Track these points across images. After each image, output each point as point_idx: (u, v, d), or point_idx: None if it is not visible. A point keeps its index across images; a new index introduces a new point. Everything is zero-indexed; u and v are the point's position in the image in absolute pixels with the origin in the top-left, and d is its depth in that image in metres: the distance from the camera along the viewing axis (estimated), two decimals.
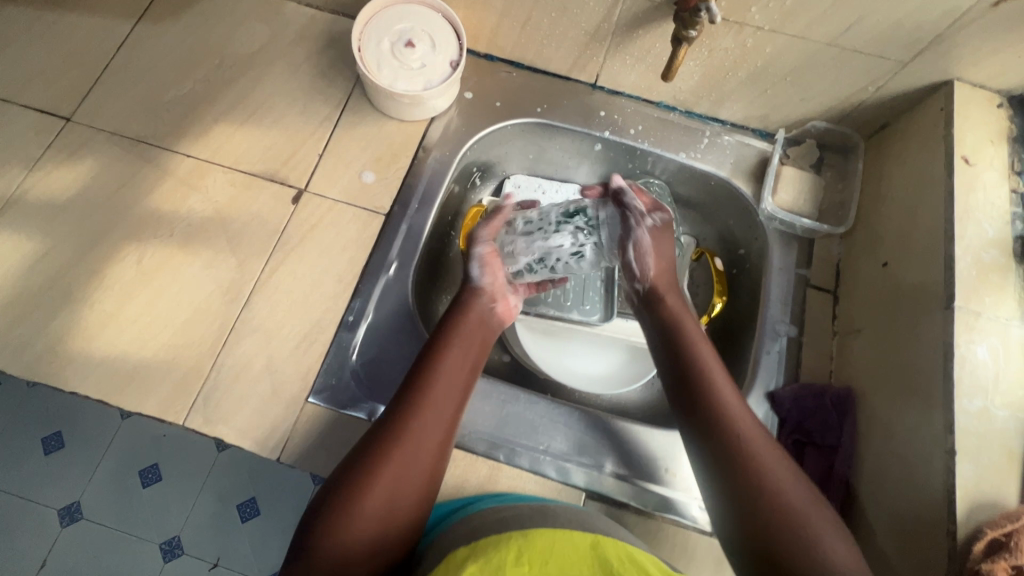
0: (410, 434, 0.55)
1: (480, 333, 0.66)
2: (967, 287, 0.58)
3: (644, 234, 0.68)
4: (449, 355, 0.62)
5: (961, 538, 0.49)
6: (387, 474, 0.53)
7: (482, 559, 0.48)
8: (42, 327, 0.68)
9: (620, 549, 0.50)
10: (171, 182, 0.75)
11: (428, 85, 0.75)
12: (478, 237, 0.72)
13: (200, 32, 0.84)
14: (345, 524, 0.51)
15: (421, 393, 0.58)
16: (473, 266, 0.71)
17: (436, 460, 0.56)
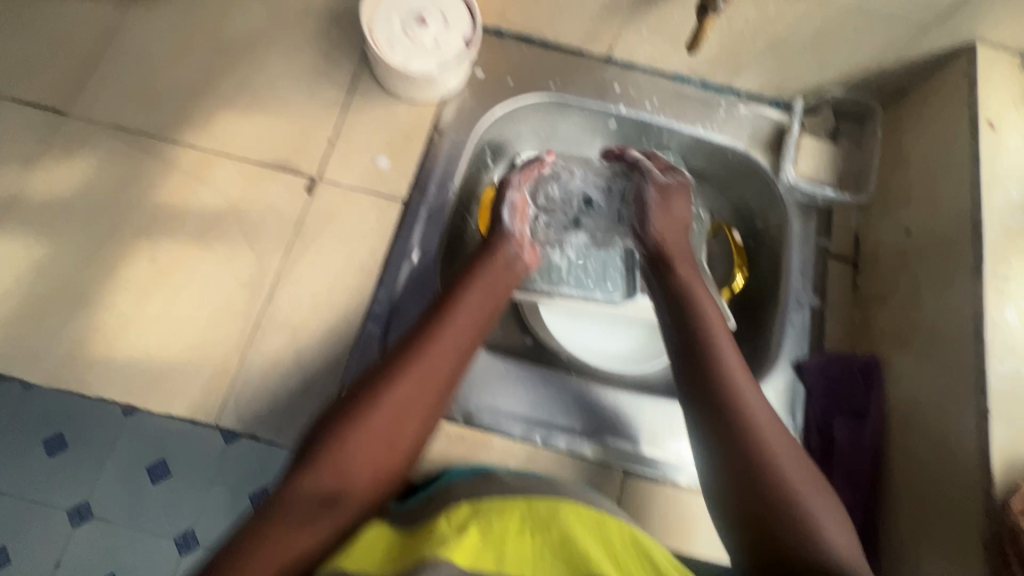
0: (417, 379, 0.55)
1: (499, 283, 0.65)
2: (995, 252, 0.59)
3: (649, 189, 0.73)
4: (465, 306, 0.61)
5: (999, 494, 0.51)
6: (389, 416, 0.53)
7: (485, 523, 0.48)
8: (59, 332, 0.65)
9: (623, 531, 0.49)
10: (178, 176, 0.72)
11: (443, 64, 0.72)
12: (511, 182, 0.73)
13: (192, 13, 0.80)
14: (341, 461, 0.51)
15: (433, 339, 0.57)
16: (506, 209, 0.71)
17: (436, 413, 0.56)
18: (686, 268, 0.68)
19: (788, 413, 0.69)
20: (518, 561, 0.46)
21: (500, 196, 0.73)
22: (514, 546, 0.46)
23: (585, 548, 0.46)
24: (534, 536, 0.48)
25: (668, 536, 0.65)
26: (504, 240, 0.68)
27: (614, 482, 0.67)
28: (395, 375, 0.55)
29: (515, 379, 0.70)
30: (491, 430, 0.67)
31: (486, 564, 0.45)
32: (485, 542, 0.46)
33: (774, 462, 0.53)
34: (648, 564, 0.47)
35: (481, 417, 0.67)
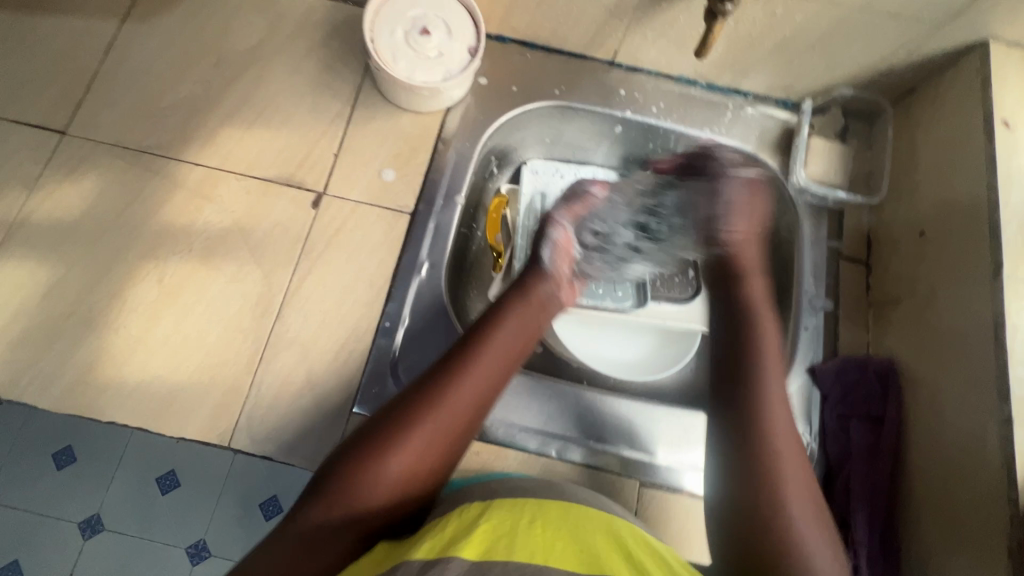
0: (446, 414, 0.53)
1: (532, 316, 0.63)
2: (1014, 254, 0.58)
3: (735, 187, 0.72)
4: (499, 339, 0.59)
5: (1023, 504, 0.50)
6: (414, 451, 0.51)
7: (495, 518, 0.47)
8: (69, 356, 0.65)
9: (635, 534, 0.49)
10: (183, 194, 0.72)
11: (447, 75, 0.71)
12: (557, 220, 0.71)
13: (192, 28, 0.79)
14: (358, 492, 0.49)
15: (465, 372, 0.55)
16: (547, 248, 0.68)
17: (459, 449, 0.54)
18: (750, 264, 0.70)
19: (805, 420, 0.68)
20: (530, 549, 0.44)
21: (542, 233, 0.70)
22: (525, 537, 0.46)
23: (598, 548, 0.46)
24: (546, 529, 0.47)
25: (686, 545, 0.65)
26: (541, 273, 0.66)
27: (631, 493, 0.66)
28: (423, 407, 0.53)
29: (528, 392, 0.69)
30: (506, 443, 0.67)
31: (497, 554, 0.44)
32: (495, 534, 0.46)
33: (783, 518, 0.51)
34: (661, 561, 0.46)
35: (495, 431, 0.67)
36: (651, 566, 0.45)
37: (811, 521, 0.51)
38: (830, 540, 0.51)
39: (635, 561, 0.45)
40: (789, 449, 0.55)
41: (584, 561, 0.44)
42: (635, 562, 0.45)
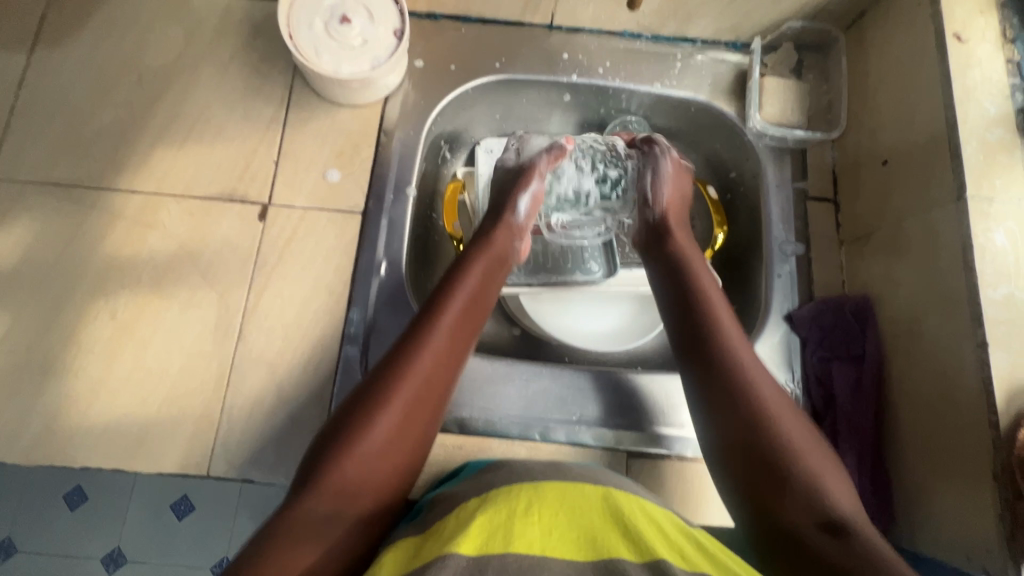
0: (420, 379, 0.52)
1: (490, 269, 0.62)
2: (976, 173, 0.56)
3: (667, 163, 0.70)
4: (459, 296, 0.58)
5: (1004, 428, 0.49)
6: (395, 422, 0.50)
7: (492, 509, 0.44)
8: (31, 407, 0.63)
9: (632, 503, 0.46)
10: (123, 225, 0.69)
11: (375, 63, 0.68)
12: (536, 170, 0.69)
13: (106, 47, 0.75)
14: (346, 476, 0.47)
15: (430, 332, 0.55)
16: (524, 199, 0.67)
17: (438, 415, 0.54)
18: (682, 237, 0.67)
19: (788, 368, 0.68)
20: (528, 539, 0.42)
21: (520, 182, 0.68)
22: (522, 523, 0.43)
23: (595, 526, 0.44)
24: (543, 513, 0.44)
25: (681, 509, 0.64)
26: (507, 225, 0.66)
27: (620, 464, 0.66)
28: (393, 378, 0.52)
29: (504, 379, 0.67)
30: (488, 433, 0.66)
31: (495, 547, 0.41)
32: (492, 526, 0.43)
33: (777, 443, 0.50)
34: (663, 534, 0.44)
35: (475, 423, 0.66)
36: (654, 541, 0.43)
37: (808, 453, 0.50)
38: (829, 460, 0.51)
39: (635, 538, 0.43)
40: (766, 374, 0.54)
41: (580, 543, 0.43)
42: (635, 537, 0.43)
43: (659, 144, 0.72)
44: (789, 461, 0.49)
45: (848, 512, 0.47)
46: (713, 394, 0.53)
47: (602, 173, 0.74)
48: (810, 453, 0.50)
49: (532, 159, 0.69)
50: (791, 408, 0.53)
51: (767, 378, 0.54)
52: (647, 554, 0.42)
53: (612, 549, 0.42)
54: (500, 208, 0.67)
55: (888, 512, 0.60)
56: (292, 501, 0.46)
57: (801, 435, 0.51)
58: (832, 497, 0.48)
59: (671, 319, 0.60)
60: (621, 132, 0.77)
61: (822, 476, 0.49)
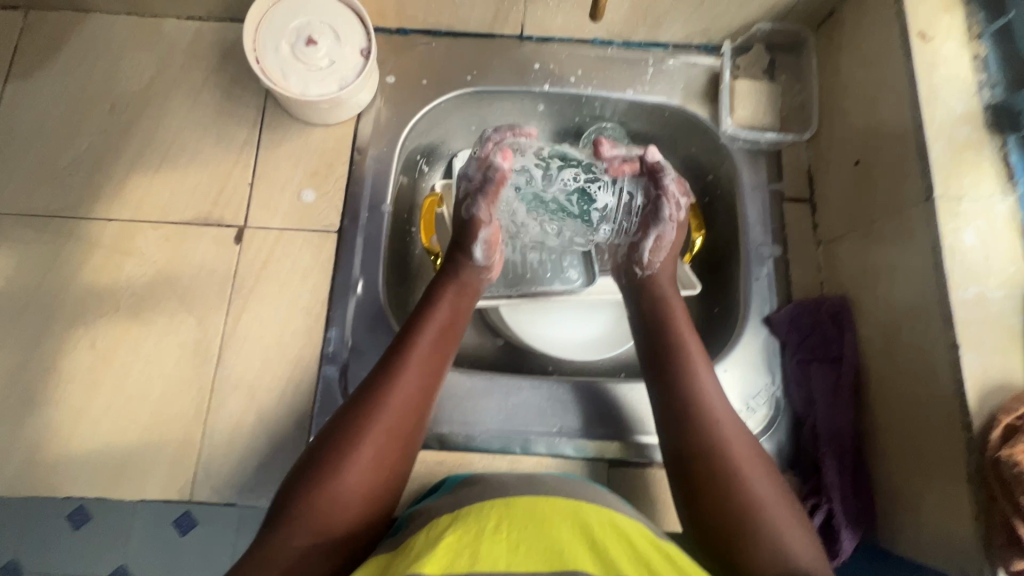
0: (394, 419, 0.53)
1: (462, 303, 0.63)
2: (945, 171, 0.55)
3: (671, 229, 0.68)
4: (430, 333, 0.59)
5: (977, 429, 0.49)
6: (368, 461, 0.51)
7: (462, 528, 0.45)
8: (14, 439, 0.64)
9: (604, 517, 0.47)
10: (100, 253, 0.69)
11: (343, 83, 0.68)
12: (481, 220, 0.65)
13: (79, 76, 0.75)
14: (320, 513, 0.48)
15: (401, 368, 0.55)
16: (479, 244, 0.66)
17: (413, 449, 0.54)
18: (663, 281, 0.68)
19: (768, 371, 0.68)
20: (494, 559, 0.42)
21: (470, 231, 0.65)
22: (489, 543, 0.43)
23: (563, 539, 0.44)
24: (512, 529, 0.44)
25: (664, 517, 0.64)
26: (475, 260, 0.66)
27: (602, 475, 0.66)
28: (365, 415, 0.52)
29: (484, 393, 0.68)
30: (468, 448, 0.66)
31: (459, 567, 0.41)
32: (460, 544, 0.43)
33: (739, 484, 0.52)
34: (631, 547, 0.44)
35: (456, 438, 0.66)
36: (621, 560, 0.43)
37: (770, 493, 0.52)
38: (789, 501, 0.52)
39: (603, 554, 0.43)
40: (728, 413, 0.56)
41: (548, 556, 0.42)
42: (602, 554, 0.43)
43: (668, 201, 0.67)
44: (752, 502, 0.51)
45: (805, 554, 0.48)
46: (679, 434, 0.55)
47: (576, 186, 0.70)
48: (770, 492, 0.52)
49: (469, 209, 0.65)
50: (753, 455, 0.54)
51: (728, 423, 0.55)
52: (613, 573, 0.42)
53: (578, 563, 0.42)
54: (462, 245, 0.66)
55: (869, 514, 0.60)
56: (264, 539, 0.47)
57: (761, 479, 0.52)
58: (794, 542, 0.49)
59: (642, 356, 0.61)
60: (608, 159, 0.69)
61: (781, 518, 0.50)
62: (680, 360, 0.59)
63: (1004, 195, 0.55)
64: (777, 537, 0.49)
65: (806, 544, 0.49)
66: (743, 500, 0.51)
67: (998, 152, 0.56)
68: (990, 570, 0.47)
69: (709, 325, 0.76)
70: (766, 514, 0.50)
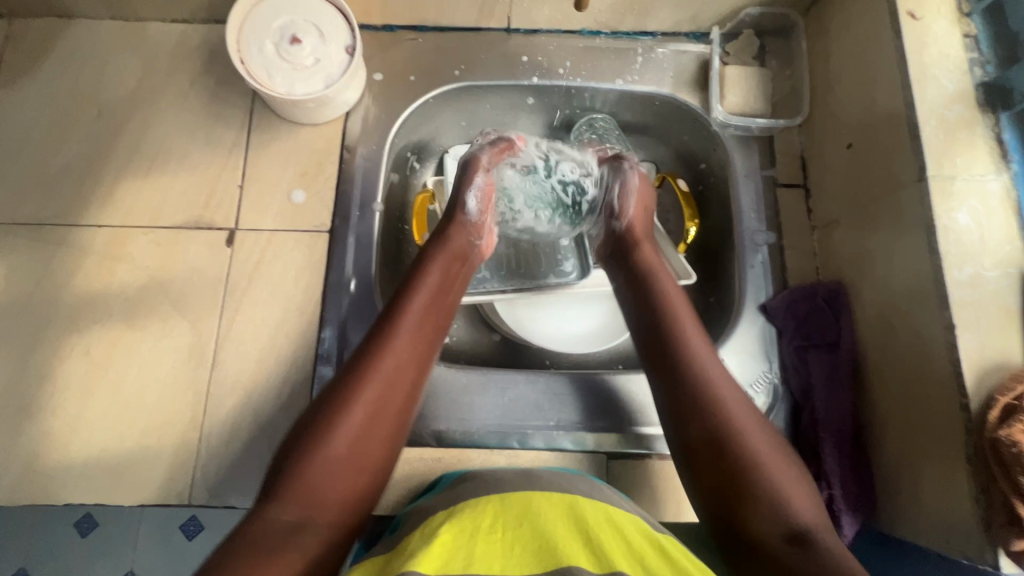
0: (379, 387, 0.52)
1: (452, 268, 0.62)
2: (937, 152, 0.55)
3: (633, 176, 0.70)
4: (419, 300, 0.58)
5: (975, 410, 0.49)
6: (354, 429, 0.50)
7: (457, 526, 0.44)
8: (11, 448, 0.64)
9: (598, 512, 0.46)
10: (92, 260, 0.69)
11: (329, 81, 0.68)
12: (479, 162, 0.68)
13: (65, 83, 0.75)
14: (309, 484, 0.47)
15: (389, 336, 0.54)
16: (471, 196, 0.67)
17: (404, 418, 0.53)
18: (644, 242, 0.66)
19: (765, 359, 0.68)
20: (487, 560, 0.42)
21: (464, 177, 0.67)
22: (484, 543, 0.43)
23: (556, 534, 0.44)
24: (506, 528, 0.44)
25: (663, 507, 0.64)
26: (462, 225, 0.66)
27: (601, 467, 0.66)
28: (353, 384, 0.51)
29: (479, 389, 0.67)
30: (466, 444, 0.66)
31: (453, 567, 0.41)
32: (454, 543, 0.43)
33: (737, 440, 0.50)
34: (625, 542, 0.44)
35: (453, 434, 0.66)
36: (613, 552, 0.43)
37: (770, 451, 0.51)
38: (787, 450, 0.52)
39: (596, 548, 0.43)
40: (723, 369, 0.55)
41: (541, 552, 0.42)
42: (596, 549, 0.43)
43: (629, 164, 0.70)
44: (754, 460, 0.50)
45: (806, 510, 0.48)
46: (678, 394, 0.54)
47: (571, 182, 0.74)
48: (770, 450, 0.51)
49: (472, 153, 0.69)
50: (753, 413, 0.53)
51: (724, 383, 0.54)
52: (605, 565, 0.41)
53: (572, 556, 0.42)
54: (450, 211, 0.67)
55: (869, 499, 0.60)
56: (253, 515, 0.46)
57: (759, 434, 0.51)
58: (794, 501, 0.48)
59: (637, 319, 0.60)
60: (591, 145, 0.76)
61: (779, 472, 0.49)
62: (675, 320, 0.58)
63: (998, 174, 0.54)
64: (781, 495, 0.48)
65: (809, 503, 0.48)
66: (744, 457, 0.50)
67: (990, 130, 0.55)
68: (991, 554, 0.47)
69: (705, 314, 0.76)
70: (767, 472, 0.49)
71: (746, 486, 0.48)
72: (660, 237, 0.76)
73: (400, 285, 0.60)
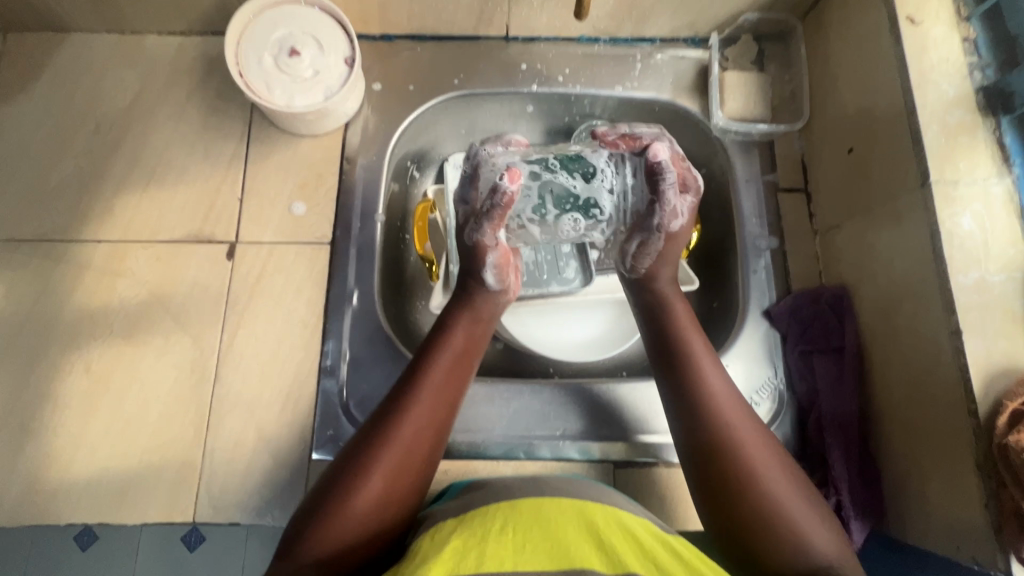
0: (400, 452, 0.52)
1: (476, 328, 0.61)
2: (939, 157, 0.55)
3: (668, 235, 0.58)
4: (443, 361, 0.57)
5: (984, 415, 0.49)
6: (373, 498, 0.49)
7: (467, 530, 0.44)
8: (11, 468, 0.63)
9: (606, 514, 0.46)
10: (91, 276, 0.69)
11: (328, 93, 0.68)
12: (486, 246, 0.59)
13: (61, 98, 0.74)
14: (327, 551, 0.47)
15: (413, 398, 0.54)
16: (488, 270, 0.61)
17: (422, 480, 0.53)
18: (663, 278, 0.65)
19: (770, 365, 0.68)
20: (499, 558, 0.42)
21: (475, 259, 0.60)
22: (496, 544, 0.43)
23: (568, 535, 0.44)
24: (516, 529, 0.44)
25: (671, 516, 0.64)
26: (485, 291, 0.62)
27: (609, 476, 0.65)
28: (374, 451, 0.51)
29: (485, 400, 0.67)
30: (472, 456, 0.65)
31: (466, 568, 0.41)
32: (466, 546, 0.43)
33: (771, 502, 0.50)
34: (635, 542, 0.44)
35: (459, 446, 0.65)
36: (626, 554, 0.43)
37: (808, 512, 0.50)
38: (823, 512, 0.51)
39: (609, 551, 0.43)
40: (757, 426, 0.54)
41: (554, 554, 0.42)
42: (608, 550, 0.43)
43: (663, 210, 0.57)
44: (788, 519, 0.49)
45: (836, 571, 0.47)
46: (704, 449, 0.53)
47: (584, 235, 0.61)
48: (804, 512, 0.50)
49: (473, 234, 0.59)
50: (788, 468, 0.52)
51: (760, 440, 0.53)
52: (619, 566, 0.41)
53: (586, 559, 0.42)
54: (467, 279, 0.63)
55: (878, 505, 0.60)
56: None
57: (793, 495, 0.50)
58: (824, 556, 0.48)
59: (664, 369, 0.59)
60: (604, 138, 0.58)
61: (808, 529, 0.49)
62: (706, 374, 0.56)
63: (1000, 178, 0.54)
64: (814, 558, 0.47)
65: (840, 564, 0.48)
66: (776, 520, 0.49)
67: (993, 134, 0.55)
68: (1002, 560, 0.47)
69: (709, 319, 0.76)
70: (801, 535, 0.48)
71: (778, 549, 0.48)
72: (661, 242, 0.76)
73: (424, 343, 0.59)
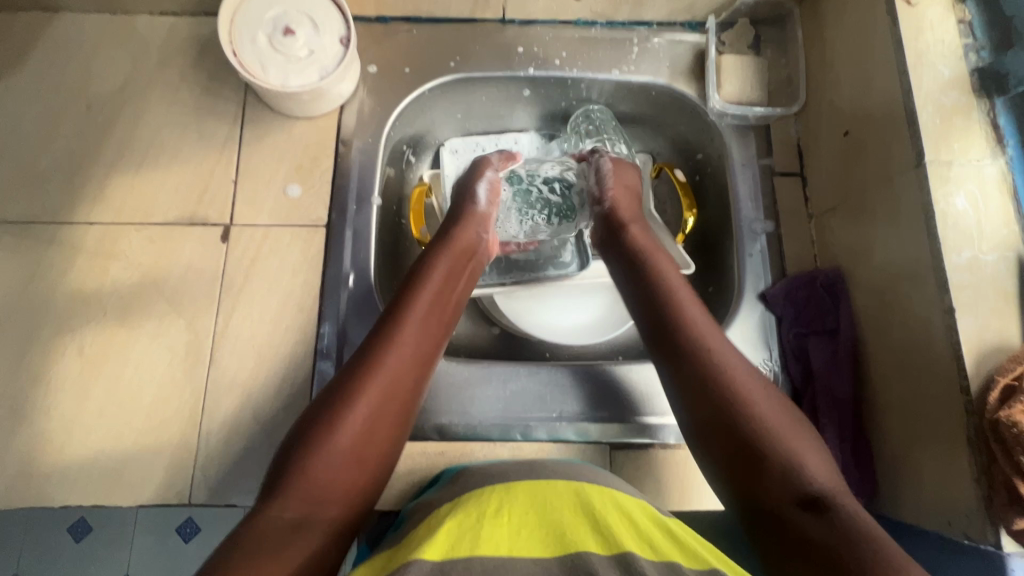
0: (385, 377, 0.52)
1: (459, 264, 0.62)
2: (935, 137, 0.55)
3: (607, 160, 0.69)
4: (425, 294, 0.58)
5: (975, 393, 0.49)
6: (358, 423, 0.49)
7: (461, 515, 0.44)
8: (3, 451, 0.62)
9: (604, 500, 0.46)
10: (83, 258, 0.68)
11: (323, 73, 0.67)
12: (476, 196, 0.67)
13: (51, 78, 0.73)
14: (314, 479, 0.47)
15: (395, 328, 0.54)
16: (481, 188, 0.68)
17: (408, 412, 0.53)
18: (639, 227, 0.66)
19: (765, 347, 0.68)
20: (495, 541, 0.42)
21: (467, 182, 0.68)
22: (490, 527, 0.43)
23: (565, 520, 0.44)
24: (512, 515, 0.44)
25: (667, 496, 0.64)
26: (473, 216, 0.65)
27: (604, 457, 0.66)
28: (358, 376, 0.51)
29: (481, 382, 0.67)
30: (468, 438, 0.65)
31: (461, 551, 0.41)
32: (459, 529, 0.43)
33: (755, 423, 0.50)
34: (633, 528, 0.44)
35: (455, 428, 0.65)
36: (622, 535, 0.43)
37: (793, 434, 0.50)
38: (807, 435, 0.51)
39: (605, 533, 0.43)
40: (739, 357, 0.55)
41: (550, 541, 0.42)
42: (604, 532, 0.43)
43: (606, 148, 0.69)
44: (774, 437, 0.49)
45: (826, 487, 0.47)
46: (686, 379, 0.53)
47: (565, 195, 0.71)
48: (788, 433, 0.50)
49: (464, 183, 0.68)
50: (770, 392, 0.53)
51: (742, 366, 0.53)
52: (614, 548, 0.42)
53: (580, 541, 0.42)
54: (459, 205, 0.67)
55: (871, 483, 0.60)
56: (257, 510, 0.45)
57: (775, 414, 0.51)
58: (812, 474, 0.47)
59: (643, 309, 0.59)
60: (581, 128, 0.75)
61: (800, 452, 0.49)
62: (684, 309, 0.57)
63: (993, 159, 0.54)
64: (805, 476, 0.47)
65: (826, 479, 0.47)
66: (763, 440, 0.49)
67: (987, 116, 0.55)
68: (993, 534, 0.48)
69: (705, 303, 0.76)
70: (790, 454, 0.48)
71: (767, 467, 0.48)
72: (656, 226, 0.76)
73: (406, 279, 0.60)
